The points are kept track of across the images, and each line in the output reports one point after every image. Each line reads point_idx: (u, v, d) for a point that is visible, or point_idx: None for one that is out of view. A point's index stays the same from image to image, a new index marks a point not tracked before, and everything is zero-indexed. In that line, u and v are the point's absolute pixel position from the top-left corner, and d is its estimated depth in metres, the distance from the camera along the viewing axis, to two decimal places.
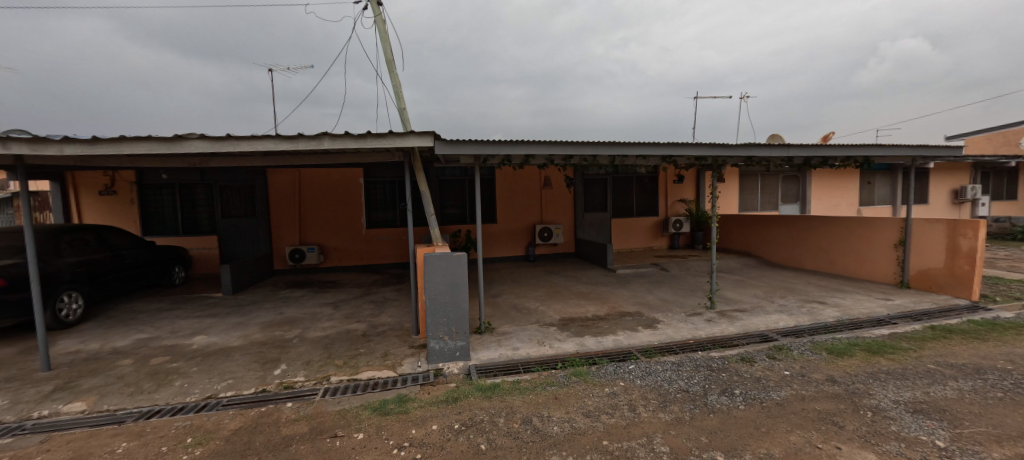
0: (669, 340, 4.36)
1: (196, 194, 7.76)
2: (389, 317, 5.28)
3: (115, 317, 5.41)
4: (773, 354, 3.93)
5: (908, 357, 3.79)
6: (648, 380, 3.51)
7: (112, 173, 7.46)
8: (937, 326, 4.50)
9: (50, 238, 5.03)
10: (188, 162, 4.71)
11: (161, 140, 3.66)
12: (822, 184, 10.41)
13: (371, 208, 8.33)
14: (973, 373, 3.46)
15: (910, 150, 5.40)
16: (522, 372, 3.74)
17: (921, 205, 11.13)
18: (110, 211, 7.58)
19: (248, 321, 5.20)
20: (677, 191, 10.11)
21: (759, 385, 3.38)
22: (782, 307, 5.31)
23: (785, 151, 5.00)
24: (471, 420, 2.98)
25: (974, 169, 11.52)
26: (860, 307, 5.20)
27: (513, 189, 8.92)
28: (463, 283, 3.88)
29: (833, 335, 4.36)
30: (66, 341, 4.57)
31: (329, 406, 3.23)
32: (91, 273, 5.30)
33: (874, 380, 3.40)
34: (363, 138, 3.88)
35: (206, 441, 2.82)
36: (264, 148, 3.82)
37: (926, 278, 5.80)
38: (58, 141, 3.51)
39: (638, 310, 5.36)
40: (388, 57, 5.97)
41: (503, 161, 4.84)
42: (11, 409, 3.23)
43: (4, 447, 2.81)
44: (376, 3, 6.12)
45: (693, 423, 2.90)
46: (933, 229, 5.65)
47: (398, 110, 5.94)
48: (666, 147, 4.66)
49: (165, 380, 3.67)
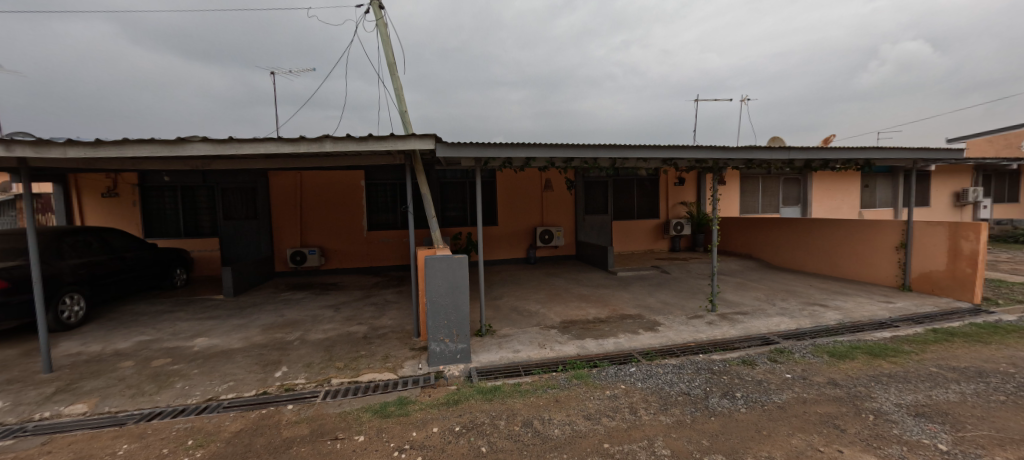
0: (670, 343, 4.35)
1: (197, 197, 7.78)
2: (390, 319, 5.28)
3: (116, 319, 5.42)
4: (774, 357, 3.92)
5: (909, 360, 3.78)
6: (648, 383, 3.50)
7: (115, 175, 7.49)
8: (939, 329, 4.48)
9: (53, 240, 5.06)
10: (190, 165, 4.72)
11: (163, 143, 3.67)
12: (823, 187, 10.41)
13: (372, 210, 8.35)
14: (975, 376, 3.45)
15: (911, 153, 5.40)
16: (523, 374, 3.73)
17: (922, 207, 11.11)
18: (112, 213, 7.61)
19: (248, 323, 5.20)
20: (678, 194, 10.11)
21: (761, 388, 3.37)
22: (783, 310, 5.30)
23: (786, 154, 5.00)
24: (472, 423, 2.98)
25: (975, 172, 11.52)
26: (861, 310, 5.18)
27: (514, 192, 8.93)
28: (464, 286, 3.88)
29: (834, 338, 4.35)
30: (68, 343, 4.58)
31: (330, 409, 3.23)
32: (93, 275, 5.32)
33: (876, 383, 3.39)
34: (364, 141, 3.89)
35: (206, 443, 2.82)
36: (266, 151, 3.83)
37: (927, 281, 5.79)
38: (62, 144, 3.53)
39: (639, 313, 5.35)
40: (390, 60, 5.99)
41: (504, 164, 4.85)
42: (12, 411, 3.24)
43: (6, 449, 2.81)
44: (378, 7, 6.15)
45: (694, 426, 2.89)
46: (935, 232, 5.65)
47: (399, 112, 5.96)
48: (666, 150, 4.67)
49: (166, 382, 3.68)
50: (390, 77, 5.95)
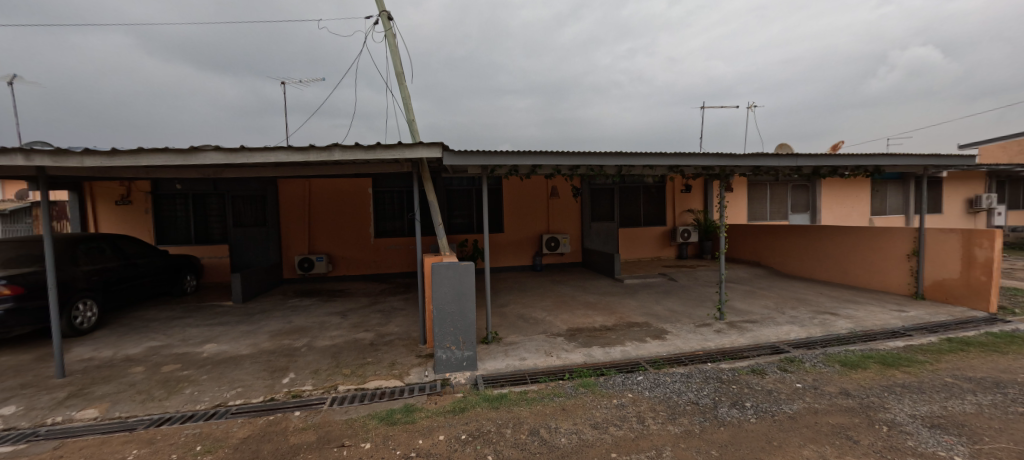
0: (677, 351, 4.31)
1: (209, 204, 7.91)
2: (397, 326, 5.29)
3: (128, 325, 5.49)
4: (785, 366, 3.87)
5: (924, 370, 3.72)
6: (656, 392, 3.47)
7: (129, 183, 7.62)
8: (953, 339, 4.40)
9: (69, 246, 5.15)
10: (203, 173, 4.81)
11: (177, 153, 3.74)
12: (832, 194, 10.32)
13: (379, 218, 8.42)
14: (992, 387, 3.37)
15: (921, 160, 5.36)
16: (530, 382, 3.71)
17: (935, 214, 10.95)
18: (126, 221, 7.73)
19: (257, 330, 5.23)
20: (685, 201, 10.08)
21: (771, 398, 3.33)
22: (793, 318, 5.22)
23: (794, 162, 4.97)
24: (479, 431, 2.97)
25: (988, 178, 11.34)
26: (873, 318, 5.10)
27: (520, 199, 8.97)
28: (471, 293, 3.89)
29: (846, 347, 4.28)
30: (80, 348, 4.65)
31: (337, 415, 3.24)
32: (106, 281, 5.41)
33: (889, 394, 3.33)
34: (373, 149, 3.94)
35: (214, 449, 2.83)
36: (276, 159, 3.89)
37: (941, 289, 5.69)
38: (79, 153, 3.61)
39: (646, 321, 5.30)
40: (398, 70, 6.07)
41: (510, 171, 4.87)
42: (26, 415, 3.28)
43: (19, 453, 2.85)
44: (388, 18, 6.24)
45: (702, 436, 2.86)
46: (947, 239, 5.59)
47: (407, 121, 6.02)
48: (673, 158, 4.67)
49: (175, 387, 3.71)
50: (398, 86, 6.02)
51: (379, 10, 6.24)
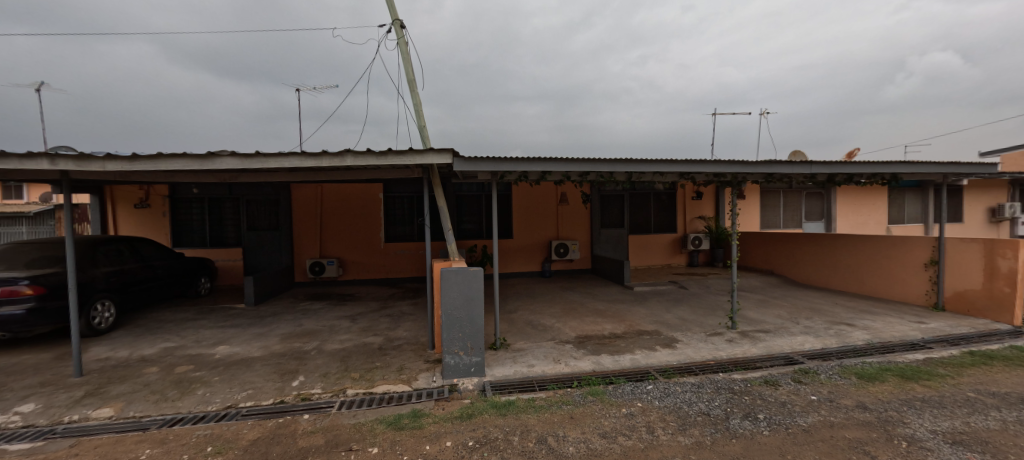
0: (688, 360, 4.26)
1: (224, 208, 8.08)
2: (405, 331, 5.30)
3: (143, 326, 5.59)
4: (799, 378, 3.78)
5: (944, 384, 3.61)
6: (667, 402, 3.42)
7: (148, 187, 7.81)
8: (976, 352, 4.27)
9: (90, 248, 5.29)
10: (219, 177, 4.91)
11: (194, 158, 3.83)
12: (848, 202, 10.12)
13: (390, 223, 8.49)
14: (1017, 403, 3.26)
15: (940, 168, 5.23)
16: (537, 390, 3.68)
17: (956, 223, 10.69)
18: (144, 223, 7.91)
19: (268, 333, 5.29)
20: (696, 208, 9.98)
21: (784, 410, 3.25)
22: (807, 328, 5.11)
23: (808, 168, 4.89)
24: (486, 438, 2.96)
25: (1013, 186, 11.00)
26: (890, 330, 4.97)
27: (530, 204, 8.97)
28: (479, 299, 3.89)
29: (863, 360, 4.17)
30: (97, 347, 4.75)
31: (345, 419, 3.25)
32: (125, 282, 5.53)
33: (908, 408, 3.24)
34: (384, 155, 3.98)
35: (224, 451, 2.86)
36: (290, 165, 3.95)
37: (963, 301, 5.52)
38: (102, 158, 3.71)
39: (656, 329, 5.25)
40: (410, 77, 6.15)
41: (520, 177, 4.87)
42: (44, 413, 3.36)
43: (37, 450, 2.91)
44: (400, 26, 6.34)
45: (714, 448, 2.80)
46: (969, 249, 5.45)
47: (418, 126, 6.07)
48: (683, 164, 4.63)
49: (188, 388, 3.77)
50: (410, 93, 6.09)
51: (391, 19, 6.34)
